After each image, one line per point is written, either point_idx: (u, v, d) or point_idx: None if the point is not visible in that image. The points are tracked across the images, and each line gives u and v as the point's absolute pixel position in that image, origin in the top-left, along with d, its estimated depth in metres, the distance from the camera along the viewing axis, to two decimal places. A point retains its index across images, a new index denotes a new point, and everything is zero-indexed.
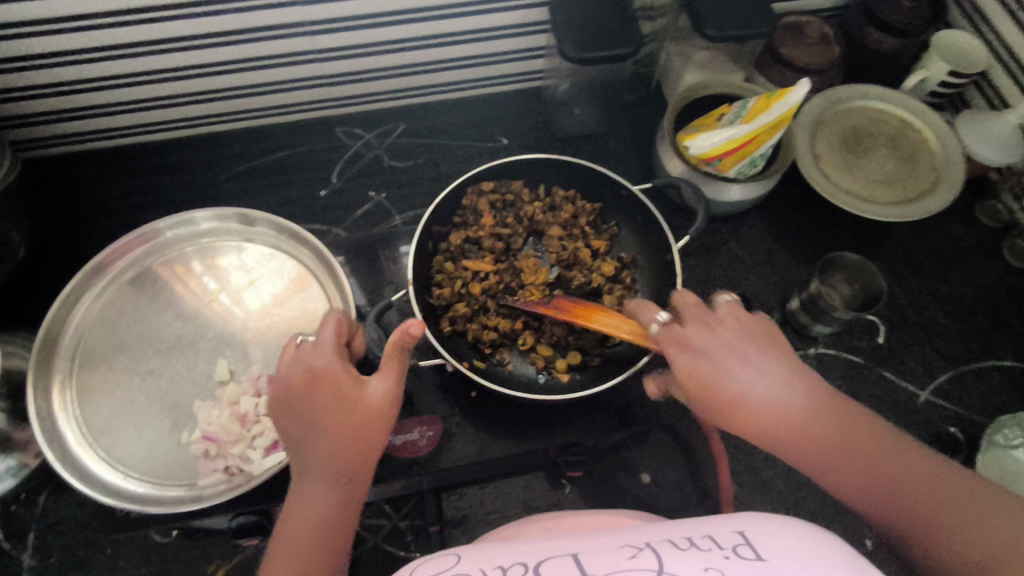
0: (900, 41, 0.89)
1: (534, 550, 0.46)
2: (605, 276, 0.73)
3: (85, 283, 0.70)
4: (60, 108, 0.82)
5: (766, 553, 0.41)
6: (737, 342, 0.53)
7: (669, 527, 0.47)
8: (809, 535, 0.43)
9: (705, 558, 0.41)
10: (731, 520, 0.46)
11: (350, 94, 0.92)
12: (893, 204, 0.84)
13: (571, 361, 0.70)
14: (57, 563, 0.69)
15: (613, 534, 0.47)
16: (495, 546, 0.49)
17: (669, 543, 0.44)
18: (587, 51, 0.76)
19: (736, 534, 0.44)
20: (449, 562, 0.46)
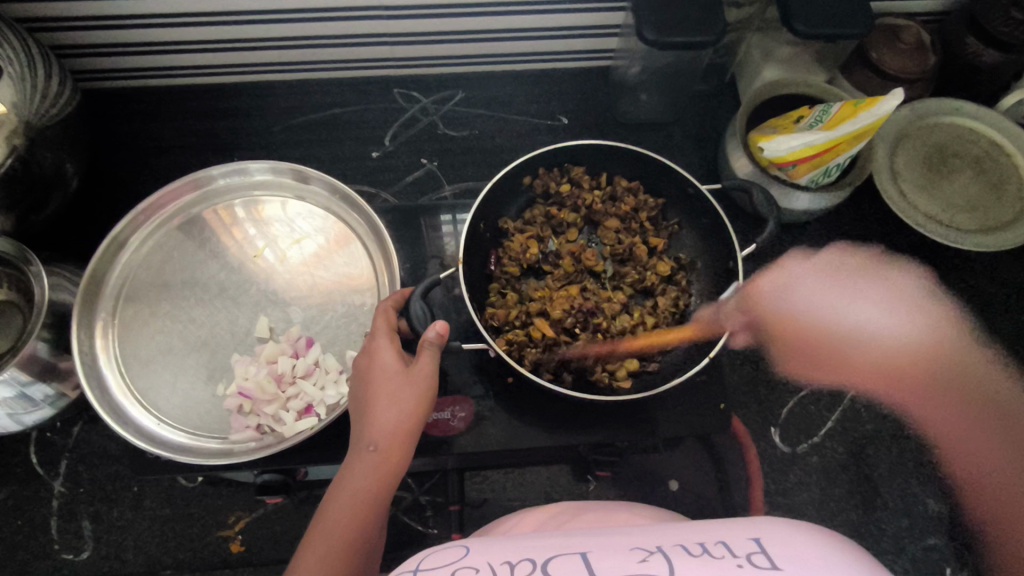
0: (1003, 55, 0.82)
1: (544, 547, 0.44)
2: (660, 276, 0.71)
3: (133, 224, 0.70)
4: (122, 41, 0.81)
5: (781, 562, 0.39)
6: None
7: (680, 531, 0.45)
8: (825, 548, 0.40)
9: (718, 566, 0.39)
10: (746, 527, 0.44)
11: (413, 55, 0.89)
12: (972, 231, 0.79)
13: (630, 367, 0.66)
14: (85, 494, 0.70)
15: (626, 534, 0.45)
16: (503, 539, 0.47)
17: (681, 548, 0.42)
18: (666, 35, 0.72)
19: (751, 542, 0.41)
20: (456, 555, 0.45)
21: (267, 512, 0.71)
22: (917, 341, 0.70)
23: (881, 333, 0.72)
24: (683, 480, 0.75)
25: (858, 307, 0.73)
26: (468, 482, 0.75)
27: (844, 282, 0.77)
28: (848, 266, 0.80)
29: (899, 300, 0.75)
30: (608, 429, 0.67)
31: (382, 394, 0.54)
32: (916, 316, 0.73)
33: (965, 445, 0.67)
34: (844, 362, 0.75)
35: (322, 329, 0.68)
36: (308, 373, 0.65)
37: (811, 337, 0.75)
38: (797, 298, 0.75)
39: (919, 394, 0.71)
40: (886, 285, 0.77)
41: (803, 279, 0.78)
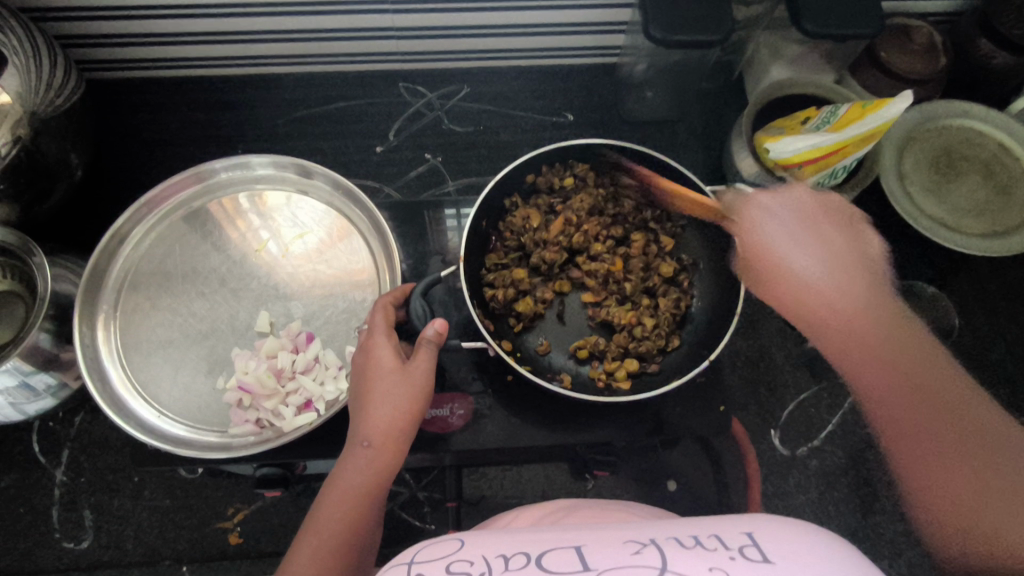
0: (1015, 58, 0.81)
1: (537, 541, 0.44)
2: (662, 277, 0.71)
3: (136, 217, 0.70)
4: (128, 32, 0.81)
5: (773, 556, 0.39)
6: (821, 244, 0.60)
7: (674, 524, 0.45)
8: (817, 542, 0.40)
9: (710, 558, 0.39)
10: (739, 522, 0.43)
11: (419, 49, 0.89)
12: (978, 236, 0.78)
13: (630, 368, 0.67)
14: (86, 484, 0.71)
15: (621, 528, 0.45)
16: (498, 533, 0.47)
17: (674, 540, 0.42)
18: (673, 33, 0.71)
19: (744, 536, 0.41)
20: (451, 547, 0.44)
21: (265, 504, 0.72)
22: (840, 293, 0.57)
23: (813, 281, 0.59)
24: (681, 481, 0.75)
25: (805, 250, 0.60)
26: (466, 479, 0.76)
27: (802, 215, 0.62)
28: (825, 211, 0.62)
29: (848, 264, 0.59)
30: (605, 429, 0.67)
31: (375, 392, 0.54)
32: (854, 275, 0.58)
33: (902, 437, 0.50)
34: (778, 288, 0.61)
35: (322, 324, 0.68)
36: (307, 369, 0.65)
37: (756, 266, 0.63)
38: (772, 229, 0.62)
39: (857, 356, 0.55)
40: (843, 242, 0.60)
41: (773, 216, 0.63)
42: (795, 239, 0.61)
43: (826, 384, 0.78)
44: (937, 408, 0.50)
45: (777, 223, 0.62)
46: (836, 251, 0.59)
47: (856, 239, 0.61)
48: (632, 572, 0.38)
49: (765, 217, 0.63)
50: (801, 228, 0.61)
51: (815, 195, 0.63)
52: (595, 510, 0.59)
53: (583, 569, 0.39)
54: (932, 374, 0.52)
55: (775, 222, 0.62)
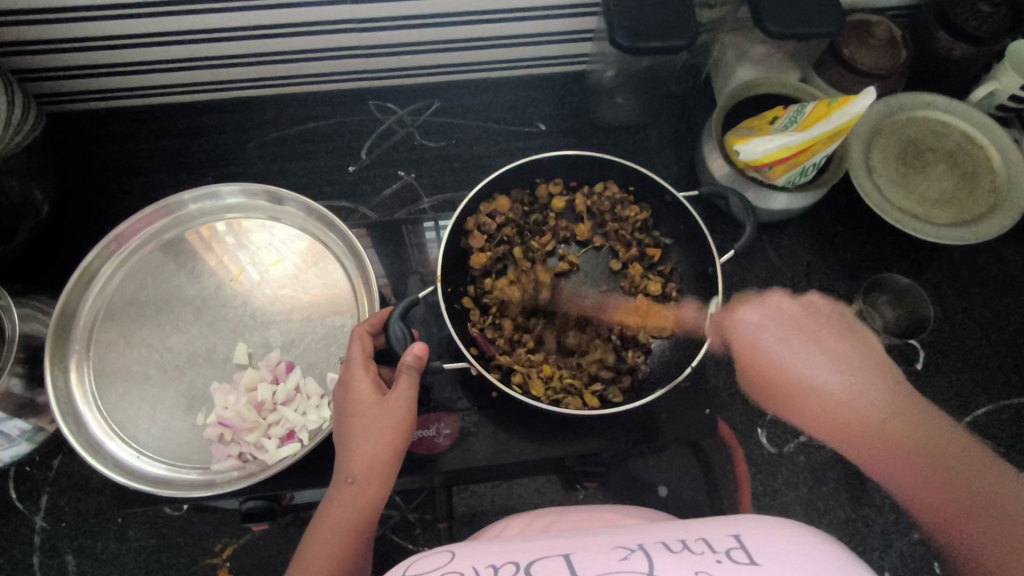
0: (972, 49, 0.82)
1: (529, 549, 0.44)
2: (650, 295, 0.72)
3: (104, 254, 0.68)
4: (91, 64, 0.79)
5: (760, 558, 0.39)
6: (799, 344, 0.75)
7: (662, 528, 0.45)
8: (804, 541, 0.41)
9: (696, 561, 0.39)
10: (728, 524, 0.44)
11: (388, 67, 0.88)
12: (947, 225, 0.79)
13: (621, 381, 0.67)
14: (67, 528, 0.69)
15: (610, 535, 0.45)
16: (491, 543, 0.47)
17: (661, 545, 0.42)
18: (639, 40, 0.71)
19: (731, 538, 0.42)
20: (442, 559, 0.44)
21: (254, 537, 0.71)
22: (846, 388, 0.72)
23: (820, 386, 0.73)
24: (672, 486, 0.74)
25: (805, 363, 0.74)
26: (457, 498, 0.75)
27: (790, 326, 0.77)
28: (825, 346, 0.75)
29: (847, 361, 0.74)
30: (591, 440, 0.67)
31: (356, 426, 0.54)
32: (869, 376, 0.73)
33: (929, 497, 0.67)
34: (800, 398, 0.74)
35: (302, 351, 0.67)
36: (288, 400, 0.64)
37: (776, 382, 0.76)
38: (763, 341, 0.76)
39: (873, 455, 0.70)
40: (816, 332, 0.77)
41: (760, 329, 0.77)
42: (802, 364, 0.74)
43: None
44: (971, 476, 0.66)
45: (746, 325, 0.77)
46: (809, 338, 0.76)
47: (854, 346, 0.76)
48: None
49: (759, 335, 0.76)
50: (792, 339, 0.76)
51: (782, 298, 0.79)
52: (585, 515, 0.59)
53: None
54: (954, 459, 0.67)
55: (757, 333, 0.77)
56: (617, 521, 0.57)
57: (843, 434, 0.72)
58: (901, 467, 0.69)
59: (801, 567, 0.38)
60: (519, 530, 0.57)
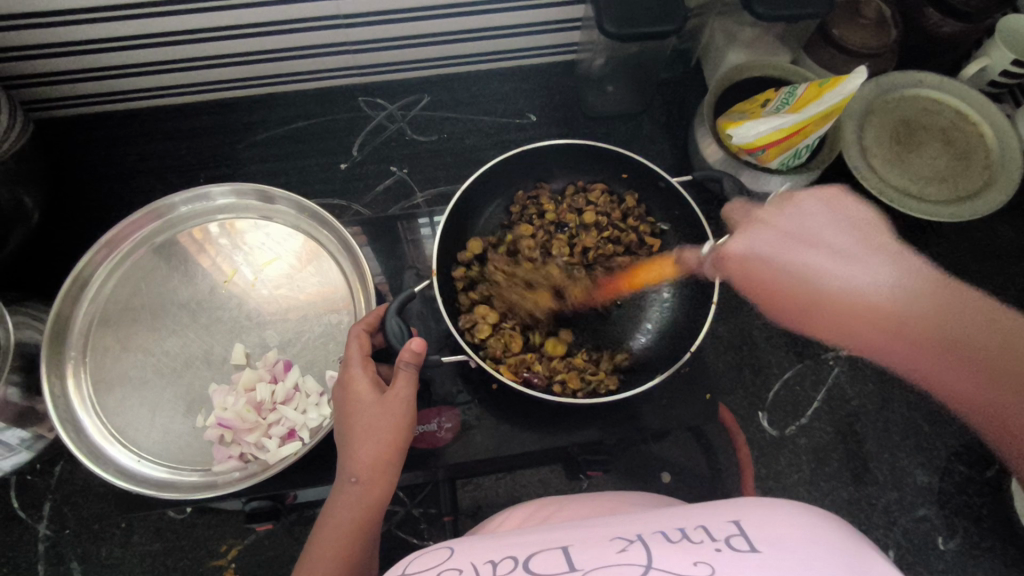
0: (962, 26, 0.82)
1: (524, 543, 0.44)
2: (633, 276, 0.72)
3: (96, 259, 0.68)
4: (74, 69, 0.79)
5: (759, 544, 0.39)
6: (818, 223, 0.65)
7: (661, 517, 0.45)
8: (804, 524, 0.41)
9: (695, 552, 0.39)
10: (725, 510, 0.44)
11: (374, 63, 0.88)
12: (941, 202, 0.79)
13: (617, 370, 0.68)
14: (71, 534, 0.69)
15: (606, 525, 0.45)
16: (489, 538, 0.47)
17: (659, 535, 0.42)
18: (628, 27, 0.71)
19: (731, 525, 0.42)
20: (441, 556, 0.45)
21: (259, 538, 0.71)
22: (896, 292, 0.62)
23: (859, 287, 0.63)
24: (675, 472, 0.74)
25: (840, 241, 0.65)
26: (461, 491, 0.75)
27: (823, 216, 0.65)
28: (859, 225, 0.65)
29: (860, 257, 0.64)
30: (593, 429, 0.67)
31: (356, 424, 0.54)
32: (879, 255, 0.64)
33: (958, 385, 0.58)
34: (813, 299, 0.66)
35: (300, 350, 0.67)
36: (288, 399, 0.64)
37: (785, 280, 0.67)
38: (762, 249, 0.66)
39: (896, 350, 0.61)
40: (868, 231, 0.65)
41: (800, 218, 0.65)
42: (817, 246, 0.65)
43: (809, 362, 0.79)
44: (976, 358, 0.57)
45: (759, 239, 0.66)
46: (835, 215, 0.65)
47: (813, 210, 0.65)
48: (615, 571, 0.38)
49: (750, 247, 0.67)
50: (823, 223, 0.65)
51: (817, 194, 0.66)
52: (585, 502, 0.59)
53: (569, 570, 0.39)
54: (962, 325, 0.58)
55: (795, 227, 0.65)
56: (619, 508, 0.57)
57: (875, 336, 0.62)
58: (959, 381, 0.58)
59: (800, 553, 0.38)
60: (522, 520, 0.57)
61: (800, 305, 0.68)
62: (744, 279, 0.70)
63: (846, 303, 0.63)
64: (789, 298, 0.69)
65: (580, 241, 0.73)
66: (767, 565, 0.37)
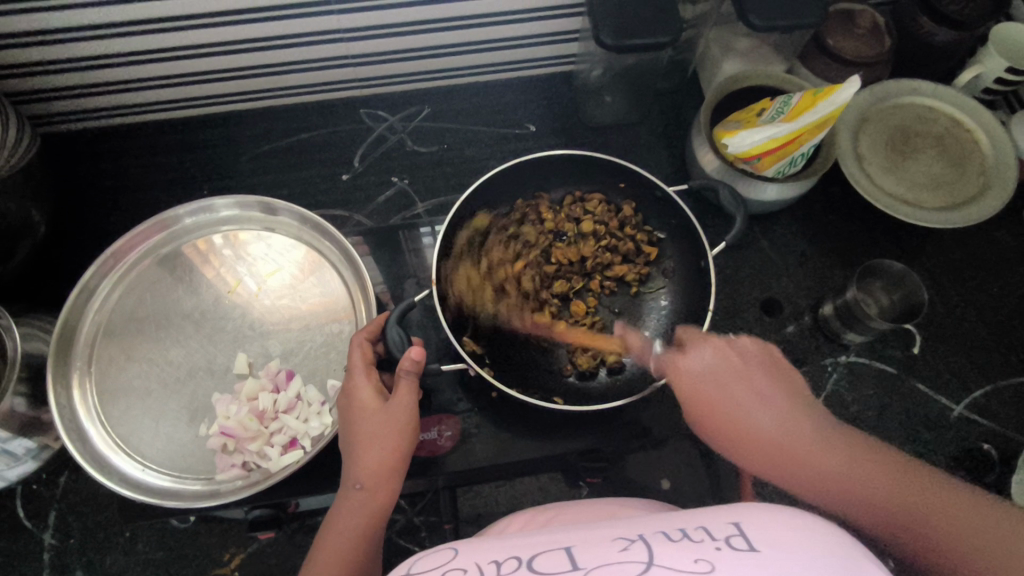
0: (955, 35, 0.83)
1: (528, 544, 0.45)
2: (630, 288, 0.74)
3: (101, 270, 0.69)
4: (81, 84, 0.80)
5: (759, 544, 0.40)
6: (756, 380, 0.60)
7: (662, 519, 0.46)
8: (803, 525, 0.41)
9: (697, 550, 0.40)
10: (725, 511, 0.44)
11: (375, 75, 0.89)
12: (937, 209, 0.79)
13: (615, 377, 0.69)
14: (76, 544, 0.70)
15: (609, 526, 0.46)
16: (491, 540, 0.47)
17: (661, 534, 0.43)
18: (624, 38, 0.72)
19: (731, 525, 0.42)
20: (445, 556, 0.45)
21: (261, 546, 0.71)
22: (780, 426, 0.56)
23: (767, 425, 0.56)
24: (675, 479, 0.73)
25: (755, 396, 0.58)
26: (462, 499, 0.76)
27: (742, 367, 0.61)
28: (739, 366, 0.61)
29: (795, 410, 0.57)
30: (593, 436, 0.67)
31: (360, 431, 0.54)
32: (803, 409, 0.58)
33: (911, 519, 0.49)
34: (733, 425, 0.58)
35: (302, 360, 0.68)
36: (290, 408, 0.64)
37: (729, 420, 0.58)
38: (705, 371, 0.61)
39: (872, 485, 0.51)
40: (793, 385, 0.61)
41: (702, 366, 0.62)
42: (754, 399, 0.58)
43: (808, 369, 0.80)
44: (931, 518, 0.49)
45: (700, 359, 0.62)
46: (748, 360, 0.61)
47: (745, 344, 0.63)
48: (618, 569, 0.39)
49: (682, 361, 0.63)
50: (732, 370, 0.61)
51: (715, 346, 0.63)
52: (584, 508, 0.59)
53: (572, 569, 0.40)
54: (916, 489, 0.50)
55: (709, 380, 0.61)
56: (618, 513, 0.57)
57: (793, 469, 0.54)
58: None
59: (800, 553, 0.38)
60: (522, 526, 0.58)
61: (727, 436, 0.58)
62: (693, 394, 0.60)
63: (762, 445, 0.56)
64: (710, 428, 0.59)
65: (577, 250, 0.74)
66: (768, 564, 0.37)
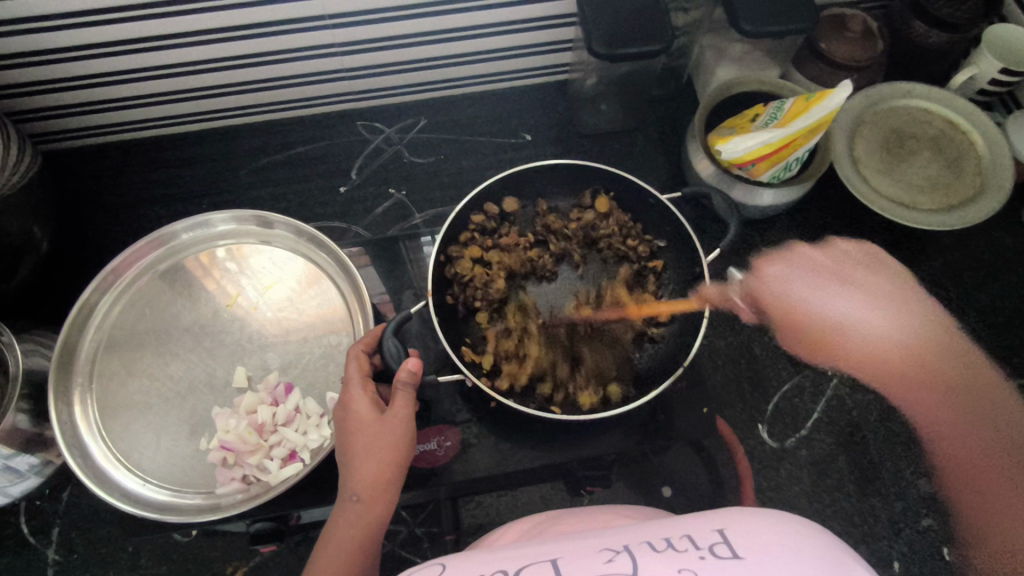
0: (948, 37, 0.83)
1: (516, 556, 0.45)
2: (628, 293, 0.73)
3: (101, 287, 0.70)
4: (79, 102, 0.81)
5: (742, 551, 0.40)
6: (830, 283, 0.76)
7: (648, 528, 0.46)
8: (784, 531, 0.41)
9: (681, 560, 0.40)
10: (711, 518, 0.44)
11: (371, 87, 0.90)
12: (933, 210, 0.79)
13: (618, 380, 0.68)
14: (79, 559, 0.70)
15: (596, 537, 0.46)
16: (480, 551, 0.47)
17: (645, 545, 0.43)
18: (616, 47, 0.72)
19: (715, 533, 0.42)
20: (433, 570, 0.45)
21: (264, 559, 0.72)
22: (916, 343, 0.72)
23: (851, 321, 0.73)
24: (675, 487, 0.73)
25: (834, 299, 0.74)
26: (463, 509, 0.76)
27: (816, 281, 0.77)
28: (830, 271, 0.78)
29: (876, 294, 0.74)
30: (592, 444, 0.67)
31: (356, 442, 0.55)
32: (896, 310, 0.74)
33: (964, 454, 0.70)
34: (798, 322, 0.77)
35: (301, 372, 0.68)
36: (289, 420, 0.65)
37: (815, 329, 0.76)
38: (792, 293, 0.77)
39: (929, 399, 0.71)
40: (874, 282, 0.76)
41: (793, 279, 0.78)
42: (828, 297, 0.74)
43: (808, 373, 0.79)
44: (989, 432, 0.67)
45: (794, 277, 0.78)
46: (855, 277, 0.76)
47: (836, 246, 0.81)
48: None
49: (788, 274, 0.79)
50: (821, 275, 0.77)
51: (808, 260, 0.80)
52: (583, 516, 0.59)
53: None
54: (981, 408, 0.69)
55: (800, 284, 0.77)
56: (617, 521, 0.57)
57: (889, 380, 0.73)
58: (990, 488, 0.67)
59: (781, 561, 0.38)
60: (522, 535, 0.58)
61: (811, 342, 0.77)
62: (777, 312, 0.78)
63: (846, 340, 0.74)
64: (795, 335, 0.78)
65: (579, 257, 0.75)
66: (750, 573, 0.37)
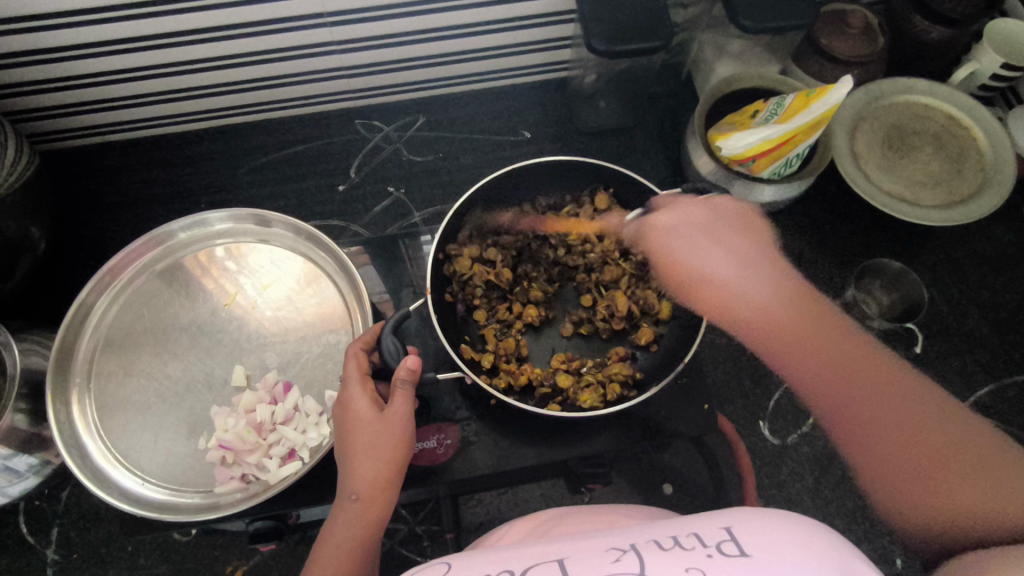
0: (950, 32, 0.83)
1: (522, 556, 0.44)
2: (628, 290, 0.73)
3: (98, 287, 0.69)
4: (77, 101, 0.81)
5: (749, 549, 0.40)
6: (699, 229, 0.72)
7: (654, 526, 0.45)
8: (792, 528, 0.41)
9: (688, 558, 0.40)
10: (717, 517, 0.44)
11: (370, 85, 0.89)
12: (935, 207, 0.79)
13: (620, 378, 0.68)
14: (79, 559, 0.70)
15: (602, 535, 0.46)
16: (485, 550, 0.47)
17: (652, 543, 0.42)
18: (615, 44, 0.72)
19: (722, 531, 0.42)
20: (439, 571, 0.45)
21: (264, 558, 0.71)
22: (767, 300, 0.71)
23: (712, 276, 0.71)
24: (676, 483, 0.74)
25: (707, 256, 0.72)
26: (464, 507, 0.76)
27: (702, 233, 0.72)
28: (714, 228, 0.73)
29: (751, 263, 0.74)
30: (593, 442, 0.67)
31: (355, 442, 0.54)
32: (760, 274, 0.73)
33: (868, 435, 0.62)
34: (680, 282, 0.72)
35: (300, 371, 0.68)
36: (288, 419, 0.64)
37: (694, 291, 0.71)
38: (676, 244, 0.72)
39: (814, 365, 0.67)
40: (732, 240, 0.74)
41: (674, 233, 0.72)
42: (704, 257, 0.72)
43: None
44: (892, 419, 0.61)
45: (671, 221, 0.71)
46: (732, 234, 0.74)
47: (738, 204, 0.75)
48: None
49: (670, 223, 0.72)
50: (699, 225, 0.72)
51: (699, 204, 0.72)
52: (584, 514, 0.59)
53: None
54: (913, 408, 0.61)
55: (679, 237, 0.72)
56: (618, 518, 0.57)
57: (772, 335, 0.70)
58: (894, 466, 0.59)
59: (791, 558, 0.38)
60: (522, 534, 0.58)
61: (697, 296, 0.71)
62: (658, 262, 0.73)
63: (721, 295, 0.71)
64: (674, 284, 0.72)
65: (579, 256, 0.74)
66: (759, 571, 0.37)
